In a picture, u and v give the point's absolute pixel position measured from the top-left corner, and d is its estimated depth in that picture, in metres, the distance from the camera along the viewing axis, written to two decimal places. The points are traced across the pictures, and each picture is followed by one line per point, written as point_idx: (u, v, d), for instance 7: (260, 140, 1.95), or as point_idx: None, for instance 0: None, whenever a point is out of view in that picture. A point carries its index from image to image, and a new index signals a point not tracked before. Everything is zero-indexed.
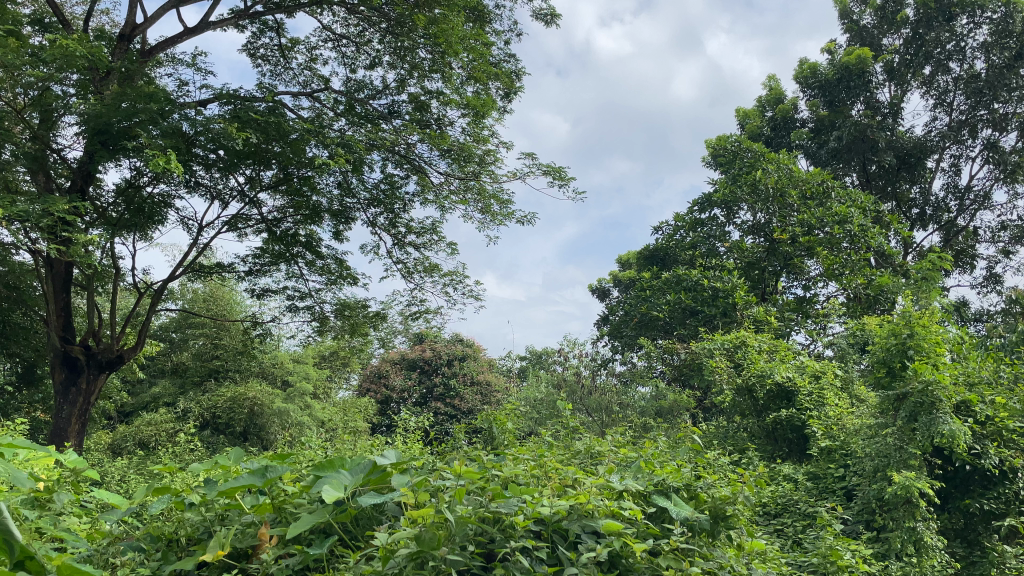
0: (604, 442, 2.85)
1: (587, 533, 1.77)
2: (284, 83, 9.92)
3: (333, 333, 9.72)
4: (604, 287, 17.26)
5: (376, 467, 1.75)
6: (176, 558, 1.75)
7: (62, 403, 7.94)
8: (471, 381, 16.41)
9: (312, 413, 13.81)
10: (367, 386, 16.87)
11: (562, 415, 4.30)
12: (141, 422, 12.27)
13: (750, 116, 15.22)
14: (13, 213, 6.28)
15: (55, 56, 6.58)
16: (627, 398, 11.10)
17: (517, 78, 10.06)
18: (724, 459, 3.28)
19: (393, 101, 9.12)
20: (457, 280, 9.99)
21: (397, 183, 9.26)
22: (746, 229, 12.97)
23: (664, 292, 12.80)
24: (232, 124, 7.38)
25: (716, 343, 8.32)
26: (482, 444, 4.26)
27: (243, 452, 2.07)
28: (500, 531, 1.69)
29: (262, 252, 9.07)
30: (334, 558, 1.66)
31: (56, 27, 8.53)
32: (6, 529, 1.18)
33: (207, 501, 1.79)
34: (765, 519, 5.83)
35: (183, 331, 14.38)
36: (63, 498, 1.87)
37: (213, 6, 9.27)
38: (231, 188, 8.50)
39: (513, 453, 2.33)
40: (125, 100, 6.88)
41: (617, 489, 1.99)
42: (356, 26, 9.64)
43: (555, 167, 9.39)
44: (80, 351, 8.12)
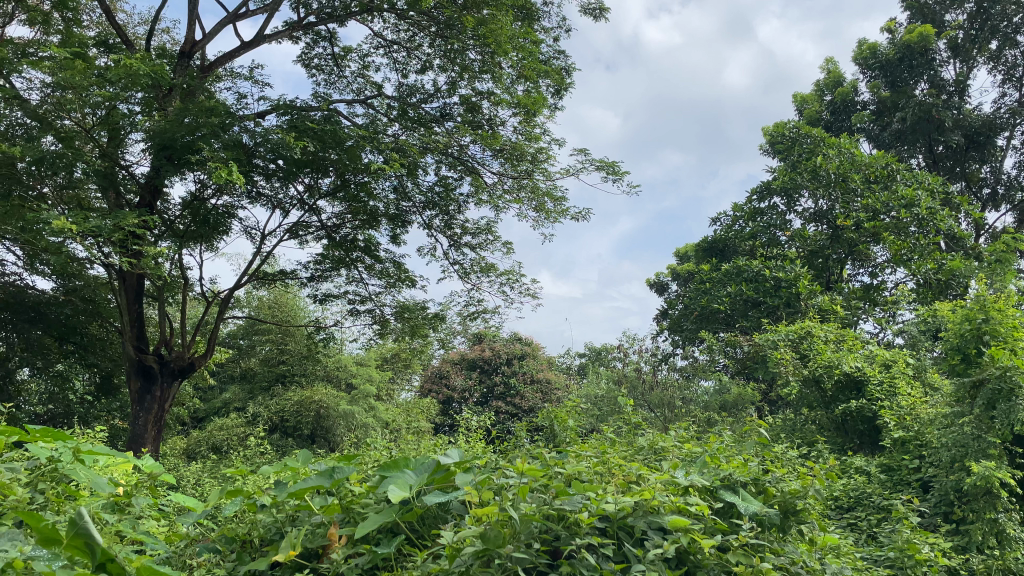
0: (668, 438, 2.83)
1: (654, 530, 1.75)
2: (338, 91, 10.09)
3: (393, 335, 9.84)
4: (663, 282, 17.09)
5: (439, 466, 1.78)
6: (250, 559, 1.81)
7: (138, 410, 8.24)
8: (531, 379, 16.44)
9: (377, 414, 14.03)
10: (428, 387, 17.03)
11: (624, 411, 4.25)
12: (213, 427, 12.65)
13: (808, 100, 14.85)
14: (87, 229, 6.55)
15: (121, 75, 6.85)
16: (690, 392, 10.92)
17: (567, 75, 10.05)
18: (792, 452, 3.21)
19: (445, 103, 9.19)
20: (514, 279, 9.99)
21: (452, 185, 9.33)
22: (808, 216, 12.67)
23: (725, 284, 12.59)
24: (290, 134, 7.54)
25: (780, 334, 8.16)
26: (544, 443, 4.23)
27: (311, 454, 2.12)
28: (566, 528, 1.69)
29: (323, 257, 9.25)
30: (403, 557, 1.68)
31: (120, 47, 8.86)
32: (88, 533, 1.26)
33: (278, 502, 1.85)
34: (837, 513, 5.69)
35: (251, 338, 14.79)
36: (141, 501, 1.95)
37: (268, 20, 9.50)
38: (292, 197, 8.68)
39: (575, 451, 2.32)
40: (187, 115, 7.13)
41: (683, 485, 1.96)
42: (407, 31, 9.78)
43: (608, 161, 9.34)
44: (153, 359, 8.40)
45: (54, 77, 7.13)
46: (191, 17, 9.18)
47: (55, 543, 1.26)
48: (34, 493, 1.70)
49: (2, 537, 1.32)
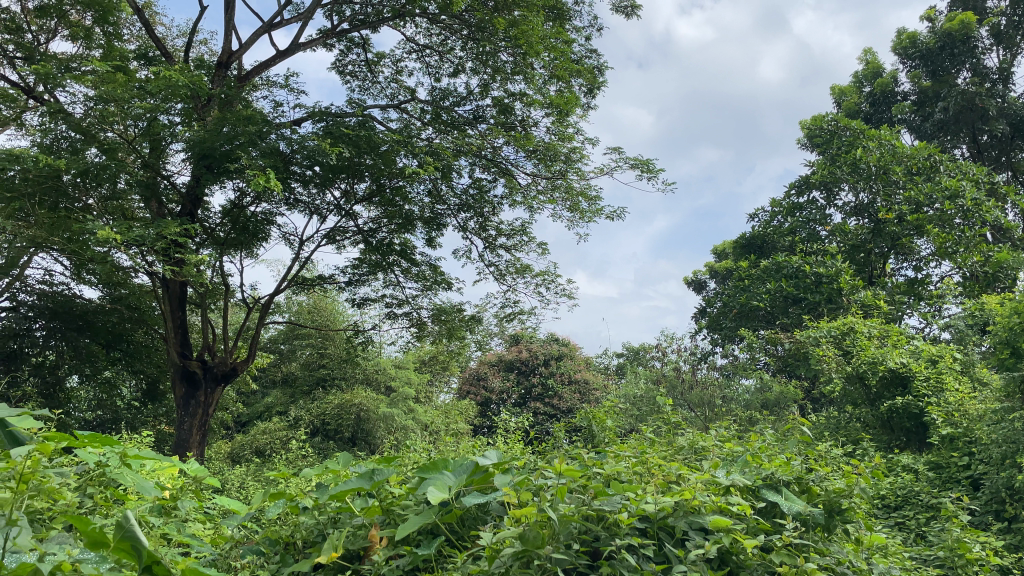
0: (708, 437, 2.80)
1: (695, 530, 1.73)
2: (372, 97, 10.18)
3: (431, 338, 9.90)
4: (701, 279, 16.93)
5: (479, 467, 1.79)
6: (293, 561, 1.82)
7: (183, 415, 8.40)
8: (569, 380, 16.39)
9: (416, 416, 14.11)
10: (467, 389, 17.08)
11: (662, 411, 4.21)
12: (256, 431, 12.86)
13: (847, 92, 14.58)
14: (131, 238, 6.70)
15: (161, 87, 7.01)
16: (731, 391, 10.79)
17: (600, 74, 10.02)
18: (836, 450, 3.15)
19: (477, 106, 9.21)
20: (550, 280, 9.98)
21: (486, 187, 9.35)
22: (849, 210, 12.45)
23: (765, 281, 12.44)
24: (326, 141, 7.64)
25: (822, 331, 8.03)
26: (582, 444, 4.22)
27: (351, 457, 2.14)
28: (605, 528, 1.68)
29: (360, 262, 9.33)
30: (443, 558, 1.68)
31: (159, 60, 9.06)
32: (134, 537, 1.27)
33: (319, 504, 1.87)
34: (884, 512, 5.59)
35: (291, 342, 14.98)
36: (186, 505, 1.99)
37: (303, 28, 9.63)
38: (329, 203, 8.77)
39: (614, 451, 2.31)
40: (226, 124, 7.26)
41: (724, 484, 1.94)
42: (438, 35, 9.84)
43: (642, 160, 9.29)
44: (197, 365, 8.56)
45: (96, 90, 7.30)
46: (227, 28, 9.34)
47: (102, 545, 1.29)
48: (83, 497, 1.75)
49: (52, 540, 1.36)
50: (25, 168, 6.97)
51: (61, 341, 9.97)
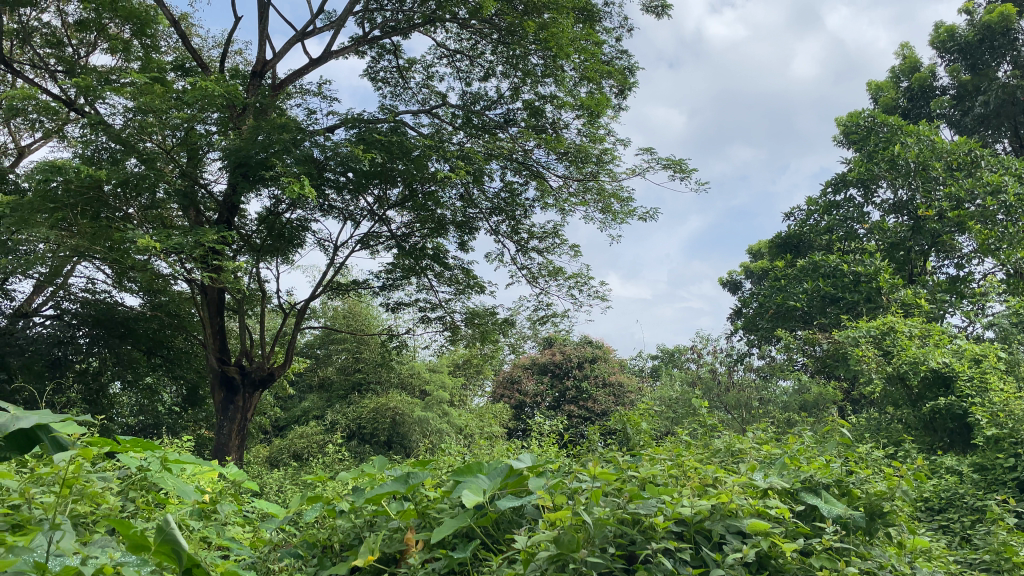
0: (746, 439, 2.77)
1: (732, 534, 1.71)
2: (404, 103, 10.25)
3: (465, 341, 9.93)
4: (736, 280, 16.76)
5: (513, 470, 1.79)
6: (330, 564, 1.84)
7: (222, 420, 8.52)
8: (603, 382, 16.32)
9: (451, 420, 14.15)
10: (501, 392, 17.08)
11: (698, 413, 4.16)
12: (294, 435, 13.02)
13: (884, 88, 14.29)
14: (170, 246, 6.84)
15: (197, 97, 7.15)
16: (768, 393, 10.64)
17: (631, 75, 9.97)
18: (877, 452, 3.09)
19: (508, 109, 9.22)
20: (582, 283, 9.94)
21: (517, 190, 9.36)
22: (887, 208, 12.23)
23: (802, 281, 12.27)
24: (358, 147, 7.71)
25: (861, 331, 7.90)
26: (617, 446, 4.19)
27: (387, 460, 2.16)
28: (641, 532, 1.66)
29: (394, 266, 9.41)
30: (478, 561, 1.68)
31: (195, 70, 9.22)
32: (174, 540, 1.28)
33: (355, 508, 1.88)
34: (927, 514, 5.48)
35: (327, 347, 15.14)
36: (225, 508, 2.02)
37: (335, 36, 9.74)
38: (362, 209, 8.84)
39: (650, 454, 2.30)
40: (261, 132, 7.38)
41: (762, 488, 1.92)
42: (469, 40, 9.89)
43: (675, 160, 9.22)
44: (235, 370, 8.68)
45: (135, 102, 7.45)
46: (262, 38, 9.48)
47: (145, 549, 1.32)
48: (125, 501, 1.79)
49: (95, 544, 1.39)
50: (68, 179, 7.14)
51: (104, 347, 10.21)
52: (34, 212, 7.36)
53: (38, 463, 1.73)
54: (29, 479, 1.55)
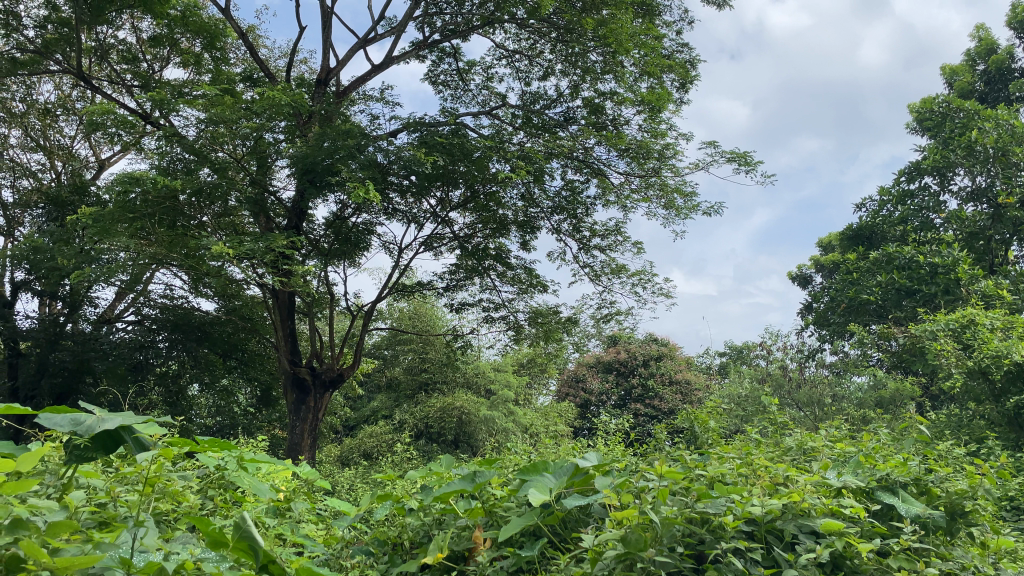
0: (818, 437, 2.72)
1: (805, 534, 1.67)
2: (465, 105, 10.34)
3: (529, 341, 9.94)
4: (806, 274, 16.34)
5: (579, 469, 1.79)
6: (400, 562, 1.86)
7: (295, 420, 8.74)
8: (670, 380, 16.11)
9: (516, 419, 14.21)
10: (565, 391, 17.03)
11: (769, 410, 4.05)
12: (364, 434, 13.28)
13: (959, 72, 13.67)
14: (242, 252, 7.07)
15: (266, 107, 7.39)
16: (842, 390, 10.32)
17: (692, 67, 9.83)
18: (959, 450, 2.99)
19: (568, 108, 9.19)
20: (646, 280, 9.85)
21: (579, 188, 9.32)
22: (965, 196, 11.76)
23: (875, 274, 11.90)
24: (421, 150, 7.83)
25: (939, 324, 7.62)
26: (684, 445, 4.12)
27: (454, 459, 2.19)
28: (710, 532, 1.64)
29: (457, 267, 9.50)
30: (546, 560, 1.67)
31: (263, 80, 9.49)
32: (250, 538, 1.32)
33: (424, 506, 1.91)
34: (1013, 516, 5.23)
35: (394, 348, 15.36)
36: (298, 506, 2.08)
37: (396, 42, 9.89)
38: (425, 211, 8.94)
39: (718, 453, 2.27)
40: (327, 139, 7.55)
41: (836, 486, 1.88)
42: (528, 40, 9.92)
43: (739, 152, 9.04)
44: (306, 372, 8.89)
45: (207, 113, 7.72)
46: (326, 46, 9.71)
47: (222, 545, 1.36)
48: (205, 499, 1.87)
49: (177, 540, 1.45)
50: (146, 190, 7.44)
51: (182, 351, 10.64)
52: (114, 222, 7.65)
53: (124, 462, 1.81)
54: (116, 477, 1.64)
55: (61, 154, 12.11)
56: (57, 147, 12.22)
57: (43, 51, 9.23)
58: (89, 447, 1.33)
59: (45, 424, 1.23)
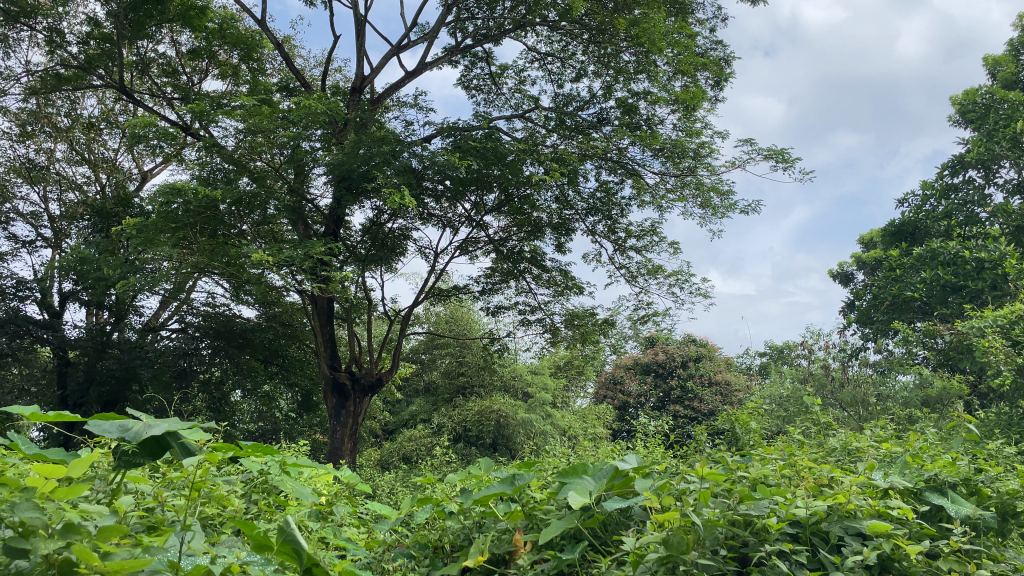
0: (863, 437, 2.67)
1: (851, 536, 1.64)
2: (498, 109, 10.37)
3: (565, 343, 9.92)
4: (847, 272, 16.06)
5: (618, 472, 1.78)
6: (441, 564, 1.87)
7: (335, 425, 8.83)
8: (709, 381, 15.93)
9: (554, 421, 14.20)
10: (604, 394, 16.98)
11: (811, 411, 3.98)
12: (403, 438, 13.37)
13: (1002, 62, 13.35)
14: (281, 259, 7.17)
15: (302, 116, 7.50)
16: (886, 389, 10.10)
17: (727, 65, 9.73)
18: (1008, 449, 2.91)
19: (601, 108, 9.16)
20: (683, 280, 9.78)
21: (613, 189, 9.29)
22: (1012, 189, 11.47)
23: (919, 270, 11.66)
24: (455, 155, 7.87)
25: (987, 321, 7.43)
26: (724, 446, 4.06)
27: (493, 462, 2.19)
28: (754, 534, 1.61)
29: (493, 270, 9.53)
30: (588, 564, 1.65)
31: (299, 89, 9.62)
32: (294, 541, 1.34)
33: (464, 508, 1.92)
34: None
35: (431, 352, 15.44)
36: (340, 509, 2.11)
37: (429, 48, 9.96)
38: (460, 215, 8.98)
39: (761, 454, 2.24)
40: (362, 146, 7.63)
41: (883, 487, 1.84)
42: (560, 42, 9.92)
43: (777, 149, 8.92)
44: (346, 377, 8.98)
45: (245, 123, 7.87)
46: (360, 54, 9.82)
47: (267, 548, 1.38)
48: (249, 503, 1.91)
49: (223, 543, 1.48)
50: (187, 200, 7.61)
51: (225, 357, 10.71)
52: (158, 232, 7.91)
53: (170, 467, 1.85)
54: (163, 482, 1.67)
55: (105, 166, 12.43)
56: (101, 159, 12.54)
57: (86, 67, 9.49)
58: (137, 452, 1.36)
59: (93, 430, 1.25)
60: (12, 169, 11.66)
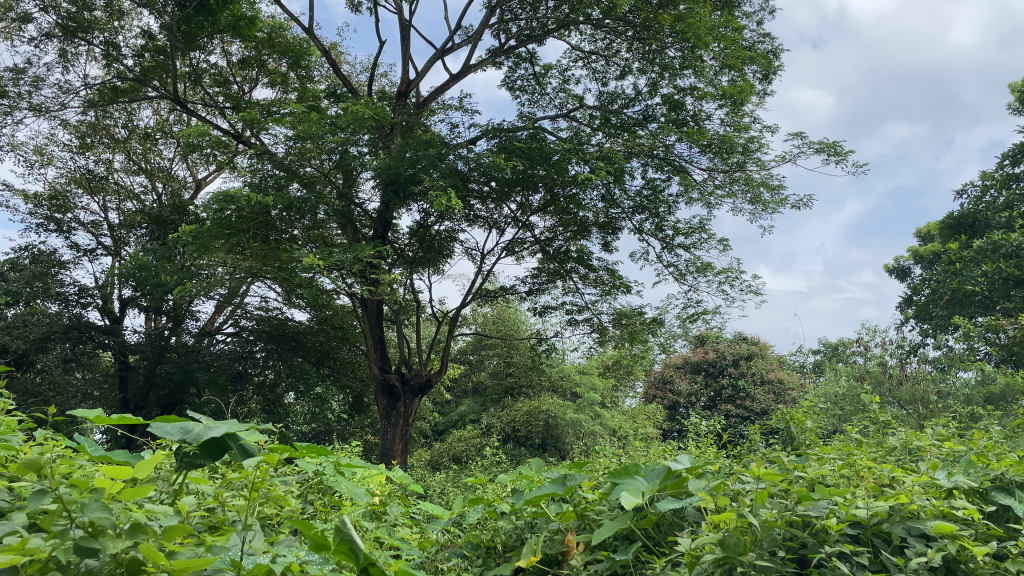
0: (924, 436, 2.60)
1: (914, 536, 1.59)
2: (542, 109, 10.37)
3: (614, 342, 9.87)
4: (904, 267, 15.65)
5: (671, 472, 1.76)
6: (494, 565, 1.88)
7: (386, 426, 8.92)
8: (761, 380, 15.65)
9: (603, 421, 14.13)
10: (653, 393, 16.86)
11: (869, 409, 3.89)
12: (453, 439, 13.45)
13: None
14: (332, 262, 7.29)
15: (350, 121, 7.62)
16: (947, 385, 9.78)
17: (775, 57, 9.57)
18: None
19: (647, 106, 9.10)
20: (733, 278, 9.64)
21: (660, 187, 9.20)
22: None
23: (980, 263, 11.29)
24: (500, 156, 7.89)
25: None
26: (780, 446, 3.99)
27: (544, 462, 2.20)
28: (812, 536, 1.59)
29: (540, 271, 9.52)
30: (642, 565, 1.64)
31: (346, 95, 9.77)
32: (350, 540, 1.36)
33: (515, 509, 1.92)
34: None
35: (479, 353, 15.50)
36: (394, 510, 2.14)
37: (473, 50, 10.02)
38: (506, 216, 9.00)
39: (818, 454, 2.20)
40: (409, 149, 7.70)
41: (946, 487, 1.79)
42: (604, 40, 9.88)
43: (828, 142, 8.75)
44: (396, 378, 9.07)
45: (294, 130, 8.02)
46: (405, 58, 9.92)
47: (325, 548, 1.40)
48: (305, 504, 1.95)
49: (281, 543, 1.51)
50: (240, 207, 7.77)
51: (278, 360, 10.89)
52: (212, 238, 8.00)
53: (229, 468, 1.87)
54: (223, 483, 1.72)
55: (161, 176, 12.75)
56: (157, 169, 12.87)
57: (141, 79, 9.76)
58: (198, 454, 1.40)
59: (155, 432, 1.29)
60: (74, 180, 12.08)
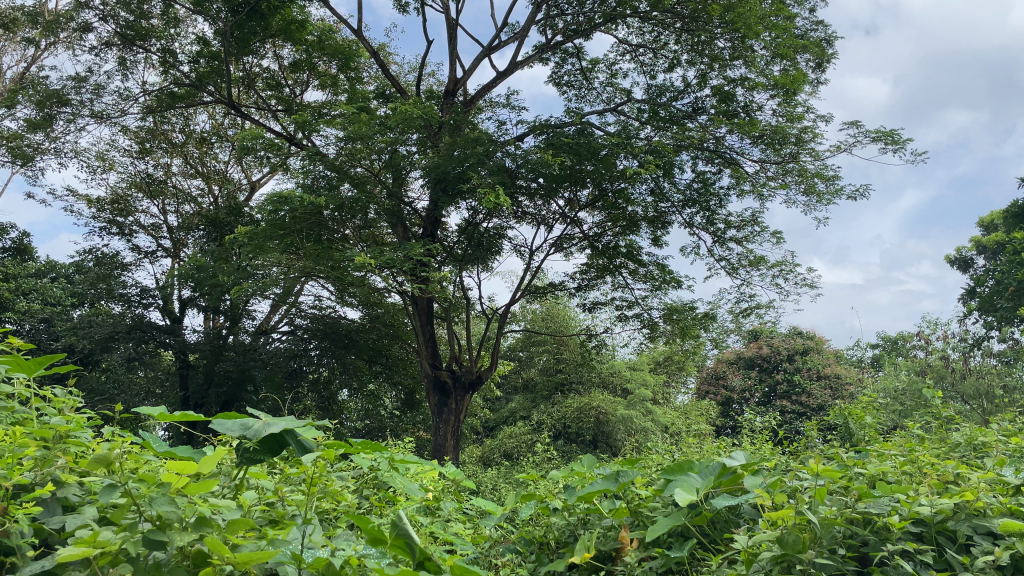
0: (991, 432, 2.51)
1: (981, 535, 1.54)
2: (590, 104, 10.32)
3: (665, 338, 9.78)
4: (966, 257, 15.17)
5: (727, 468, 1.73)
6: (548, 560, 1.89)
7: (438, 422, 8.99)
8: (818, 375, 15.32)
9: (655, 418, 14.00)
10: (705, 389, 16.76)
11: (932, 405, 3.78)
12: (504, 435, 13.52)
13: None
14: (383, 261, 7.36)
15: (398, 121, 7.68)
16: (1013, 379, 9.43)
17: (829, 45, 9.35)
18: None
19: (696, 98, 8.98)
20: (787, 271, 9.46)
21: (710, 179, 9.07)
22: None
23: None
24: (548, 152, 7.88)
25: None
26: (838, 441, 3.90)
27: (596, 459, 2.19)
28: (874, 533, 1.55)
29: (588, 266, 9.52)
30: (697, 562, 1.63)
31: (395, 95, 9.86)
32: (405, 535, 1.37)
33: (568, 505, 1.93)
34: None
35: (529, 349, 15.53)
36: (447, 505, 2.16)
37: (519, 46, 10.01)
38: (555, 212, 8.99)
39: (878, 450, 2.14)
40: (457, 147, 7.71)
41: (1014, 484, 1.72)
42: (651, 33, 9.78)
43: (885, 131, 8.52)
44: (447, 375, 9.13)
45: (345, 131, 8.12)
46: (452, 57, 9.97)
47: (381, 542, 1.42)
48: (361, 499, 1.98)
49: (341, 536, 1.53)
50: (293, 208, 7.89)
51: (332, 358, 11.12)
52: (267, 239, 8.15)
53: (287, 463, 1.90)
54: (283, 478, 1.75)
55: (217, 178, 13.03)
56: (213, 172, 13.16)
57: (197, 84, 10.01)
58: (257, 450, 1.43)
59: (216, 428, 1.33)
60: (134, 185, 12.45)
